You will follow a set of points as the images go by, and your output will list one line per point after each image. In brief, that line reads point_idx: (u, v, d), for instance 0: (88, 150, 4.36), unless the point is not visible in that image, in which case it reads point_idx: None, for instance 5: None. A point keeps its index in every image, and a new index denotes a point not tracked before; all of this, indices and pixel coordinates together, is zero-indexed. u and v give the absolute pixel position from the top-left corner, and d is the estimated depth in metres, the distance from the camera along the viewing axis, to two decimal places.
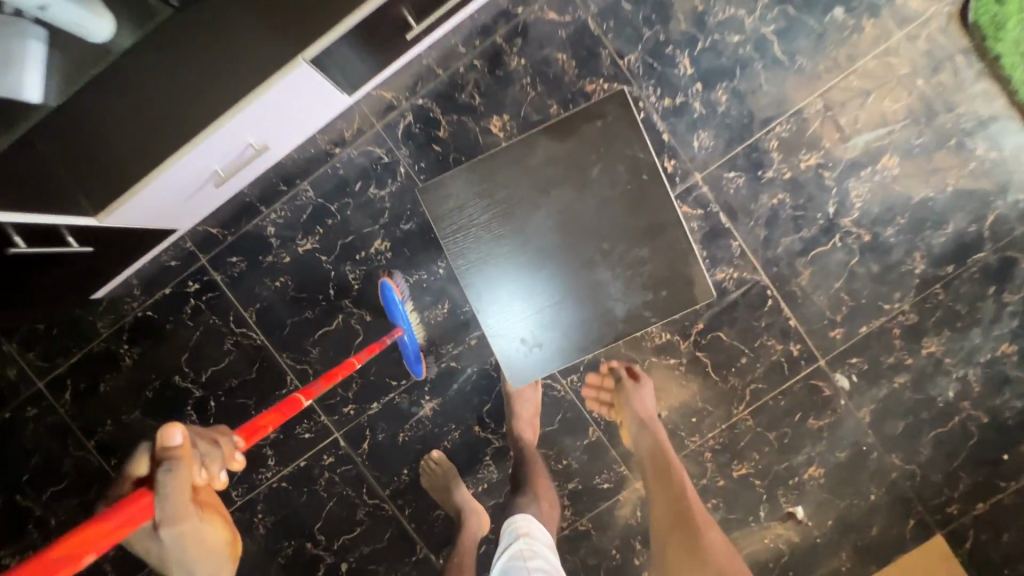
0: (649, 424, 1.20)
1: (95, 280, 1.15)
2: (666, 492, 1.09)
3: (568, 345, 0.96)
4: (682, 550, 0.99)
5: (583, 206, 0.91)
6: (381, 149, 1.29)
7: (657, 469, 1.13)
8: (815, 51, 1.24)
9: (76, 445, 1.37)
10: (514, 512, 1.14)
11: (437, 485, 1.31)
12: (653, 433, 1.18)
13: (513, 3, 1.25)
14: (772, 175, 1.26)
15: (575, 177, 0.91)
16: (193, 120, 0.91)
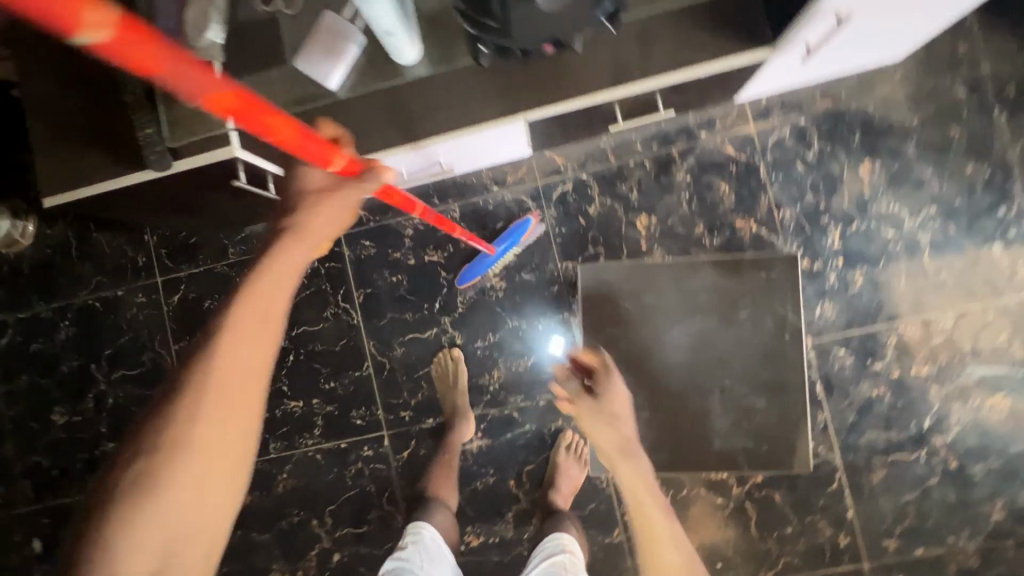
0: (624, 427, 1.12)
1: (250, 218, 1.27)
2: (647, 514, 1.03)
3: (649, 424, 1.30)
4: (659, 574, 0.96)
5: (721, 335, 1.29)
6: (532, 202, 1.39)
7: (632, 501, 1.05)
8: (963, 272, 1.28)
9: (161, 344, 1.49)
10: (558, 528, 1.25)
11: (443, 375, 1.38)
12: (622, 439, 1.11)
13: (701, 127, 1.35)
14: (879, 368, 1.29)
15: (717, 311, 1.30)
16: (401, 135, 0.93)
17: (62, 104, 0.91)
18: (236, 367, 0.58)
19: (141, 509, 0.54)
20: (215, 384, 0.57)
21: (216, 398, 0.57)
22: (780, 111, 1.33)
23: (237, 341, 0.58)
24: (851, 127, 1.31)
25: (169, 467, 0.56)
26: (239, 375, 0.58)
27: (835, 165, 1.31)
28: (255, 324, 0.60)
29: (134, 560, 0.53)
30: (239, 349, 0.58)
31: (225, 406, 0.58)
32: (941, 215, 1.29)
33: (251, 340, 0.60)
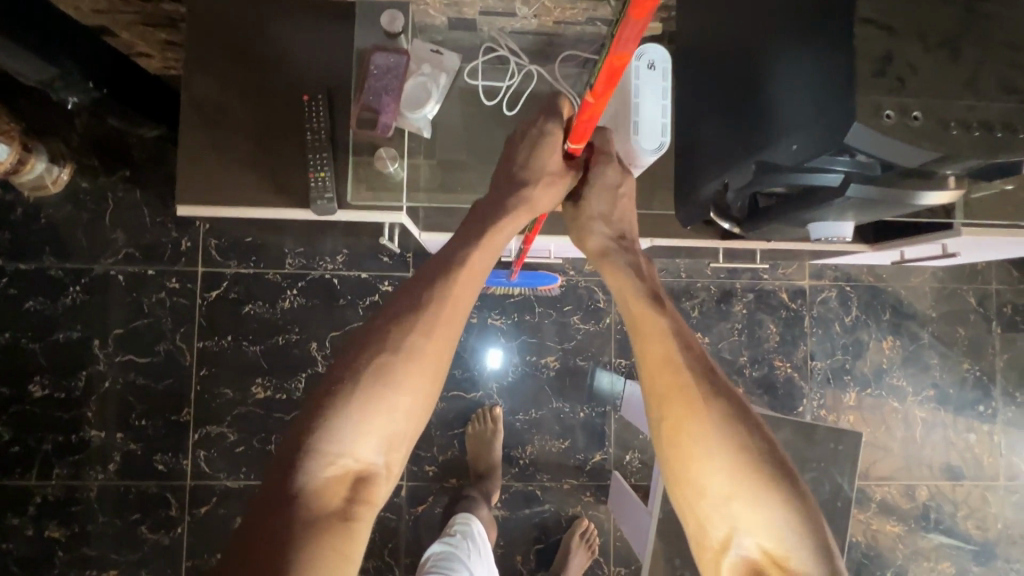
0: (629, 242, 0.71)
1: (325, 227, 1.22)
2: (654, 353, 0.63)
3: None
4: (679, 401, 0.60)
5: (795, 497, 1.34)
6: (602, 295, 1.46)
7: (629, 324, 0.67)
8: (942, 450, 1.49)
9: (184, 337, 1.39)
10: None
11: (479, 437, 1.37)
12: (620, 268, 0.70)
13: (765, 269, 1.48)
14: (862, 518, 1.46)
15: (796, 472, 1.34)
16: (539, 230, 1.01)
17: (229, 123, 0.87)
18: (461, 299, 0.62)
19: (372, 400, 0.56)
20: (450, 306, 0.61)
21: (446, 322, 0.60)
22: (833, 275, 1.50)
23: (467, 278, 0.62)
24: (884, 305, 1.50)
25: (400, 370, 0.58)
26: (461, 307, 0.62)
27: (865, 334, 1.50)
28: (477, 268, 0.64)
29: (356, 449, 0.56)
30: (469, 283, 0.63)
31: (449, 330, 0.61)
32: (936, 398, 1.50)
33: (471, 281, 0.63)
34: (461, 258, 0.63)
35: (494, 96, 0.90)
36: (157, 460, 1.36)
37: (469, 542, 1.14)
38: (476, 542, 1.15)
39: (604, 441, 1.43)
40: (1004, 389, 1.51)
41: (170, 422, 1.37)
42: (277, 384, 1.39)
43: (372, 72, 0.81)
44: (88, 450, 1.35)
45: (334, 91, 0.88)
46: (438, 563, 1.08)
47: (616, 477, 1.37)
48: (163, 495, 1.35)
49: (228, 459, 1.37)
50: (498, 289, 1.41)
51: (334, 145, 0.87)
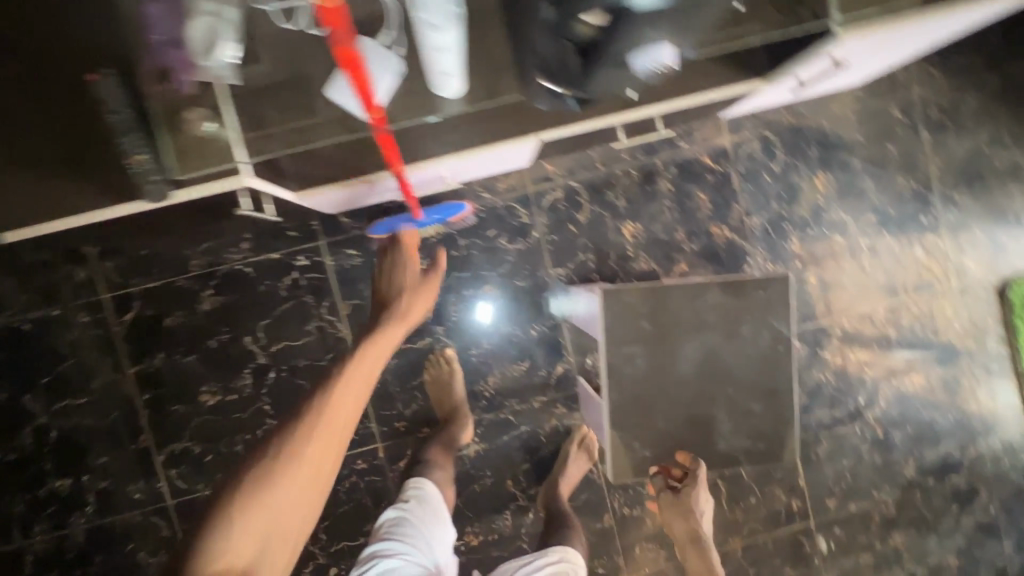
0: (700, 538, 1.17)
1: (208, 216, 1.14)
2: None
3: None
4: None
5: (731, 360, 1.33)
6: (523, 210, 1.40)
7: None
8: (892, 271, 1.50)
9: (115, 367, 1.34)
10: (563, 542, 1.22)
11: (438, 381, 1.37)
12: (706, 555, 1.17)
13: (681, 137, 1.42)
14: (827, 356, 1.49)
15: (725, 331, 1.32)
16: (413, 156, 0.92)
17: (14, 129, 0.77)
18: (342, 400, 0.72)
19: (260, 492, 0.63)
20: (331, 407, 0.70)
21: (325, 423, 0.68)
22: (751, 125, 1.44)
23: (353, 380, 0.75)
24: (809, 142, 1.45)
25: (280, 462, 0.65)
26: (361, 377, 0.76)
27: (796, 176, 1.45)
28: (376, 360, 0.83)
29: (240, 544, 0.60)
30: (371, 362, 0.80)
31: (330, 431, 0.68)
32: (878, 221, 1.48)
33: (365, 371, 0.78)
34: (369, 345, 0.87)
35: (292, 17, 0.76)
36: (132, 490, 1.35)
37: (423, 506, 1.14)
38: (431, 505, 1.15)
39: (562, 352, 1.43)
40: (942, 195, 1.49)
41: (130, 452, 1.35)
42: (224, 387, 1.36)
43: (151, 24, 0.74)
44: (61, 499, 1.34)
45: (125, 57, 0.76)
46: (390, 529, 1.09)
47: (579, 381, 1.38)
48: (150, 520, 1.36)
49: (201, 470, 1.37)
50: (414, 235, 1.34)
51: (146, 121, 0.75)
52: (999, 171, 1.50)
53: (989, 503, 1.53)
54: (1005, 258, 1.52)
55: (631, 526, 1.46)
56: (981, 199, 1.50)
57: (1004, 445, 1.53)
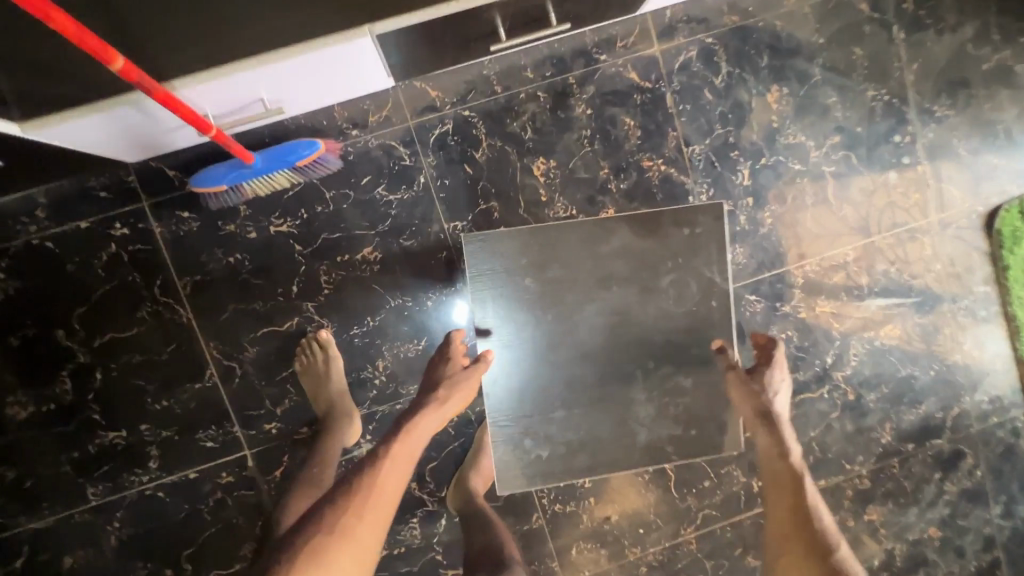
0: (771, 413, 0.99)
1: None
2: (781, 501, 0.95)
3: (579, 427, 1.06)
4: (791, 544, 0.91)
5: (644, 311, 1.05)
6: (404, 148, 1.11)
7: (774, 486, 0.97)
8: (862, 203, 1.25)
9: None
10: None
11: (311, 371, 1.10)
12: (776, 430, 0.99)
13: (599, 48, 1.13)
14: (788, 310, 1.25)
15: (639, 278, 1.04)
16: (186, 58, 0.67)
17: None
18: (393, 478, 0.84)
19: None
20: (377, 488, 0.82)
21: (375, 506, 0.81)
22: (686, 29, 1.15)
23: (402, 457, 0.86)
24: (757, 47, 1.17)
25: (333, 549, 0.76)
26: (401, 465, 0.86)
27: (744, 92, 1.18)
28: (411, 447, 0.88)
29: None
30: (412, 447, 0.88)
31: (378, 511, 0.81)
32: (844, 143, 1.22)
33: (402, 461, 0.86)
34: (408, 428, 0.90)
35: None
36: None
37: None
38: None
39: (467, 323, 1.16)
40: (920, 108, 1.23)
41: None
42: (37, 395, 1.08)
43: None
44: None
45: None
46: None
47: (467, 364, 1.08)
48: None
49: (20, 499, 1.10)
50: (259, 186, 1.05)
51: None
52: (987, 75, 1.24)
53: (976, 465, 1.33)
54: (993, 180, 1.28)
55: (564, 525, 1.23)
56: (965, 111, 1.25)
57: (992, 400, 1.32)
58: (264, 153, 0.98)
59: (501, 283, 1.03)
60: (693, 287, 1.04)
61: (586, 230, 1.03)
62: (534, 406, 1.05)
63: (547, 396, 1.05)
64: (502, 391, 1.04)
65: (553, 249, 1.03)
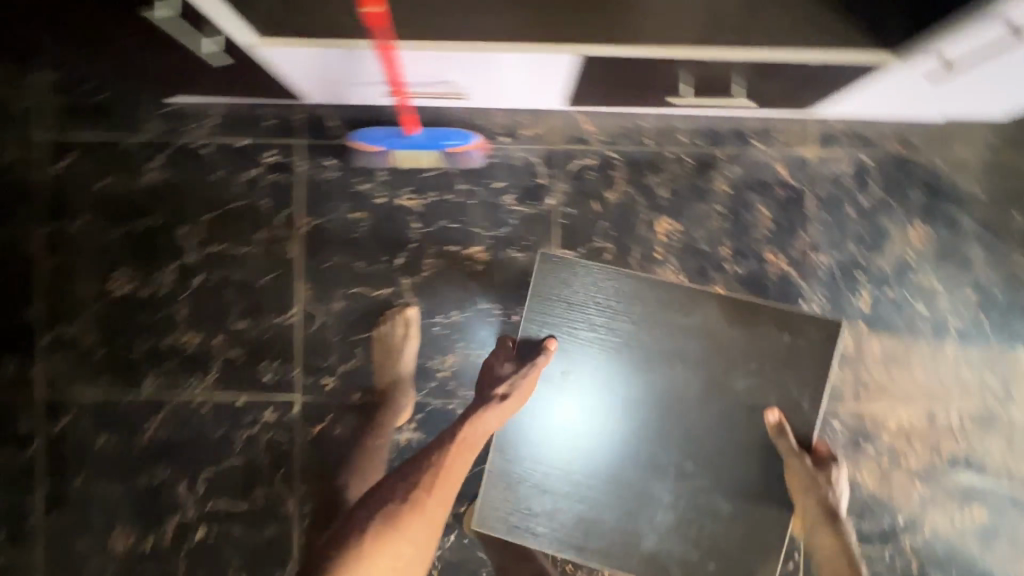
0: (833, 514, 0.97)
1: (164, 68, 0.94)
2: None
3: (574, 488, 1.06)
4: None
5: (724, 398, 1.04)
6: (544, 168, 1.15)
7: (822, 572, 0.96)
8: (980, 369, 1.17)
9: (27, 219, 1.14)
10: None
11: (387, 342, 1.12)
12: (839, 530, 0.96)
13: (756, 135, 1.15)
14: (869, 451, 1.17)
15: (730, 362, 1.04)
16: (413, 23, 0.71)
17: None
18: (457, 465, 0.93)
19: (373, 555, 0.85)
20: (444, 469, 0.92)
21: (440, 488, 0.91)
22: (846, 142, 1.16)
23: (466, 445, 0.94)
24: (913, 181, 1.16)
25: (405, 523, 0.87)
26: (466, 450, 0.94)
27: (886, 219, 1.16)
28: (474, 436, 0.95)
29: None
30: (479, 434, 0.96)
31: (444, 492, 0.91)
32: (978, 302, 1.16)
33: (465, 446, 0.94)
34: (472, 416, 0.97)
35: None
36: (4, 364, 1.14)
37: None
38: None
39: None
40: None
41: (14, 322, 1.14)
42: (141, 277, 1.14)
43: None
44: None
45: None
46: None
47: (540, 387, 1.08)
48: (11, 404, 1.14)
49: (87, 365, 1.14)
50: (405, 158, 1.12)
51: None
52: None
53: None
54: None
55: None
56: None
57: None
58: (425, 130, 1.09)
59: (562, 315, 1.06)
60: (784, 395, 1.03)
61: (659, 300, 1.05)
62: (571, 450, 1.06)
63: (598, 449, 1.06)
64: (558, 427, 1.07)
65: (620, 304, 1.06)
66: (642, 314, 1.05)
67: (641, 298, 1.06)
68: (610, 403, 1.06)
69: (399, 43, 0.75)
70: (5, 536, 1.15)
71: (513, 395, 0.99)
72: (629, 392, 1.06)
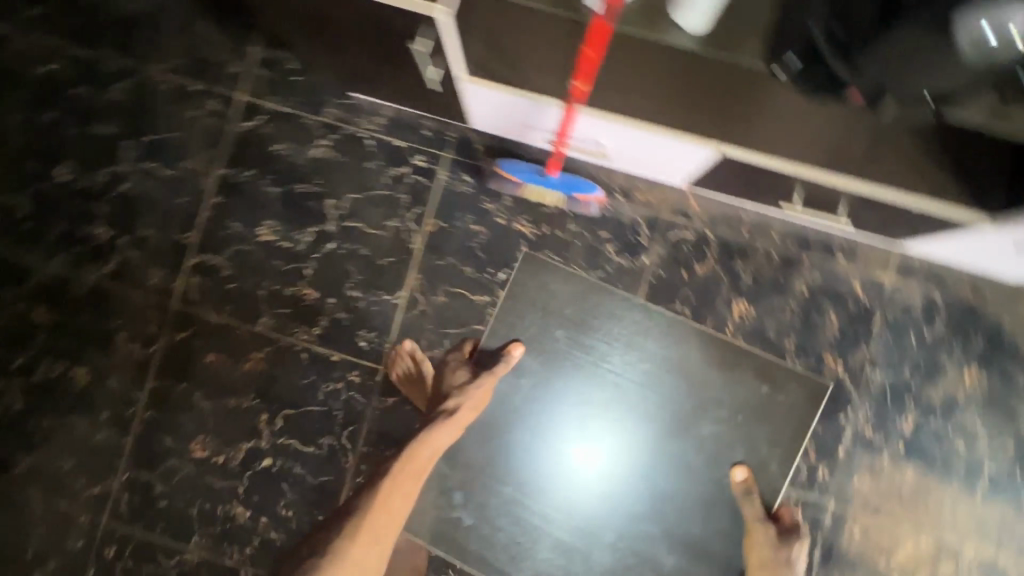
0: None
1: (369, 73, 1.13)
2: None
3: (508, 469, 1.29)
4: None
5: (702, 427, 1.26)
6: (647, 230, 1.29)
7: None
8: (1005, 518, 1.23)
9: (206, 160, 1.34)
10: None
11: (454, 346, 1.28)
12: None
13: (842, 250, 1.27)
14: (881, 564, 1.23)
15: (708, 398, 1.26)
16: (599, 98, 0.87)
17: None
18: (421, 459, 1.11)
19: (347, 536, 1.01)
20: (408, 462, 1.09)
21: (403, 479, 1.08)
22: (924, 278, 1.26)
23: (428, 445, 1.12)
24: (977, 329, 1.25)
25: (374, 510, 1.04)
26: (429, 448, 1.12)
27: (945, 355, 1.25)
28: (436, 436, 1.13)
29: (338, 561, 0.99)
30: (442, 436, 1.14)
31: (408, 484, 1.09)
32: (1015, 455, 1.23)
33: (426, 445, 1.12)
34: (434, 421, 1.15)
35: None
36: (152, 274, 1.33)
37: None
38: None
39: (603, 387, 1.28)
40: None
41: (171, 241, 1.34)
42: (284, 231, 1.32)
43: None
44: (94, 246, 1.34)
45: None
46: None
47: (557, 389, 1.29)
48: (147, 308, 1.32)
49: (217, 293, 1.32)
50: (532, 192, 1.26)
51: None
52: None
53: None
54: None
55: None
56: None
57: None
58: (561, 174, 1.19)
59: (554, 325, 1.29)
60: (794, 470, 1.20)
61: (624, 331, 1.28)
62: (577, 448, 1.28)
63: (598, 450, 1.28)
64: (566, 424, 1.28)
65: (587, 322, 1.29)
66: (637, 341, 1.28)
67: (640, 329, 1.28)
68: (609, 412, 1.28)
69: (580, 108, 0.89)
70: (107, 418, 1.32)
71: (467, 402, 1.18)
72: (625, 407, 1.28)
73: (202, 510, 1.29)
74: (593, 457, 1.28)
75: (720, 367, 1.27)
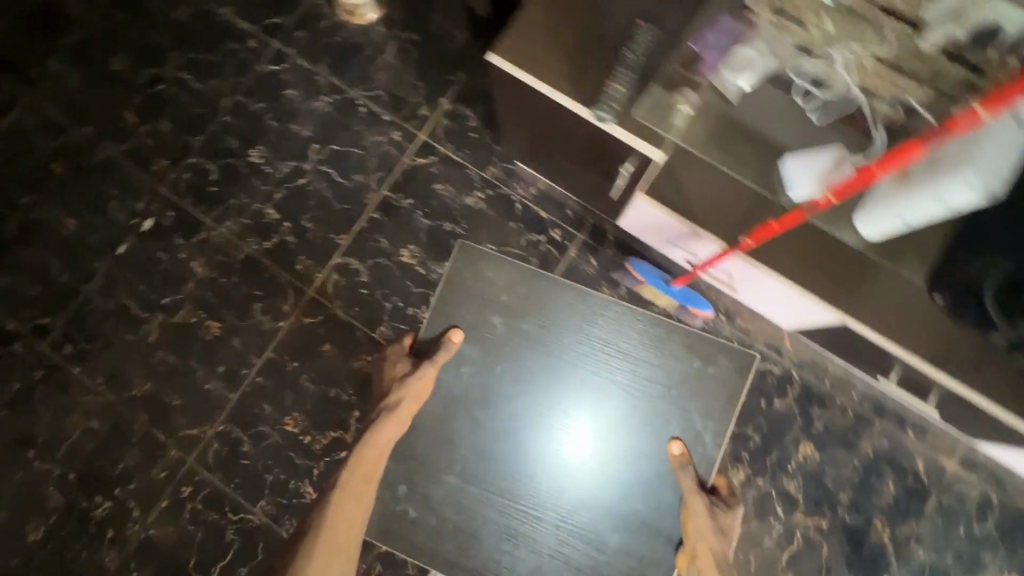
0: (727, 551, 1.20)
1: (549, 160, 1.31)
2: None
3: (455, 451, 1.40)
4: None
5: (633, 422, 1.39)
6: (740, 354, 1.41)
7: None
8: None
9: (376, 179, 1.53)
10: None
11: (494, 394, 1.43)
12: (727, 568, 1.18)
13: (914, 426, 1.36)
14: None
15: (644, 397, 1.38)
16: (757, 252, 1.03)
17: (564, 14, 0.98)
18: (368, 458, 1.23)
19: (311, 540, 1.14)
20: (358, 462, 1.22)
21: (354, 480, 1.20)
22: (986, 476, 1.34)
23: (373, 448, 1.24)
24: None
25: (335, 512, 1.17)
26: (376, 450, 1.24)
27: (988, 553, 1.31)
28: (377, 437, 1.25)
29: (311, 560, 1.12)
30: (386, 435, 1.25)
31: (359, 484, 1.21)
32: None
33: (370, 447, 1.24)
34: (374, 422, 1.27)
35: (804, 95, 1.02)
36: (300, 261, 1.51)
37: None
38: None
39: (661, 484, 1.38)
40: None
41: (325, 239, 1.51)
42: (422, 259, 1.49)
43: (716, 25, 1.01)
44: (260, 222, 1.54)
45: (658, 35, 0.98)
46: None
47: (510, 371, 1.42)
48: (287, 288, 1.50)
49: (349, 293, 1.49)
50: (648, 292, 1.43)
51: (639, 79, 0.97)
52: None
53: None
54: None
55: None
56: None
57: None
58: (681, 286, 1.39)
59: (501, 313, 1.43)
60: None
61: (563, 322, 1.43)
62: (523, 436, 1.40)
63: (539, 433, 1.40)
64: (512, 402, 1.41)
65: (543, 311, 1.44)
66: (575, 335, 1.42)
67: (580, 323, 1.42)
68: (545, 396, 1.41)
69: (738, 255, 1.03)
70: (222, 371, 1.48)
71: (405, 397, 1.29)
72: (560, 392, 1.41)
73: (276, 479, 1.42)
74: (530, 443, 1.40)
75: (773, 496, 1.36)
